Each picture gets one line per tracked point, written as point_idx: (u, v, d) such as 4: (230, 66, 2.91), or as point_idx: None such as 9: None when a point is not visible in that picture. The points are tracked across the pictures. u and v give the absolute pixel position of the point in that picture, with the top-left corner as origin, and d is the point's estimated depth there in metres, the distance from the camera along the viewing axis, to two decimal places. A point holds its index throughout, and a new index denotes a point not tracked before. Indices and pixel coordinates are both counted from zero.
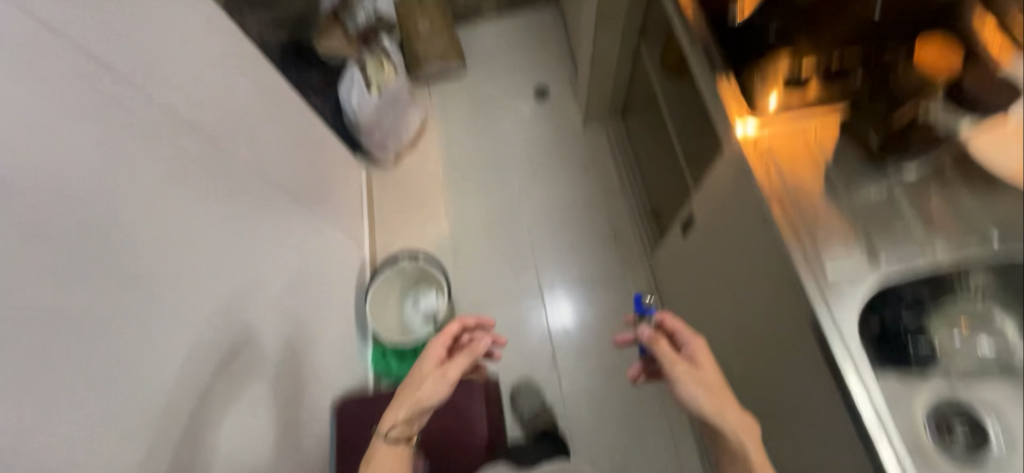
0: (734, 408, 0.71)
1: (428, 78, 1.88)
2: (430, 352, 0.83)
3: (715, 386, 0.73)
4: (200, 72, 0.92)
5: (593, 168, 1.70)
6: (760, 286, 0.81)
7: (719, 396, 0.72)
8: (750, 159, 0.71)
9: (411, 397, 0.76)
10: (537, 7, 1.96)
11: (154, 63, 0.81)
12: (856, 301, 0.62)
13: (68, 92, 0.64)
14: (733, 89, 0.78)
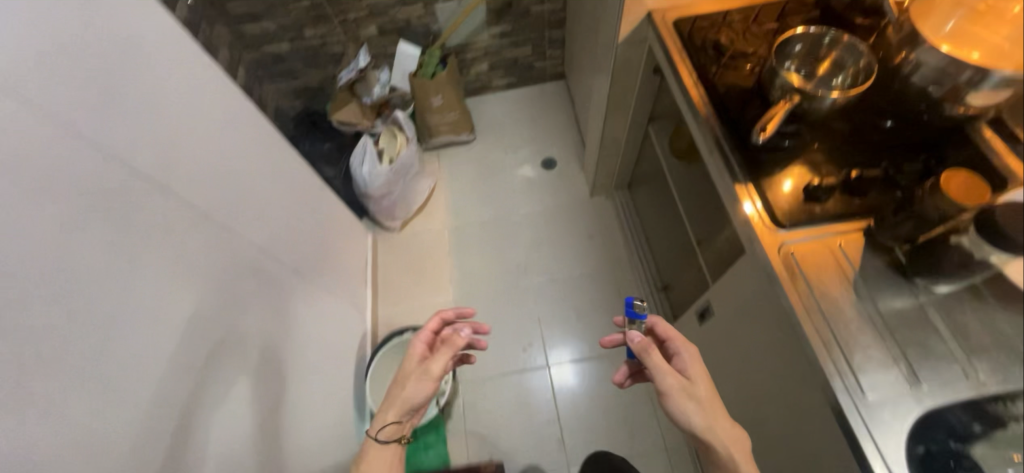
0: (724, 420, 0.73)
1: (438, 145, 1.92)
2: (413, 352, 0.89)
3: (699, 396, 0.75)
4: (232, 151, 0.92)
5: (601, 238, 1.70)
6: (792, 396, 0.77)
7: (709, 408, 0.74)
8: (778, 271, 0.69)
9: (397, 398, 0.82)
10: (545, 82, 2.05)
11: (193, 145, 0.79)
12: (903, 430, 0.58)
13: (113, 184, 0.61)
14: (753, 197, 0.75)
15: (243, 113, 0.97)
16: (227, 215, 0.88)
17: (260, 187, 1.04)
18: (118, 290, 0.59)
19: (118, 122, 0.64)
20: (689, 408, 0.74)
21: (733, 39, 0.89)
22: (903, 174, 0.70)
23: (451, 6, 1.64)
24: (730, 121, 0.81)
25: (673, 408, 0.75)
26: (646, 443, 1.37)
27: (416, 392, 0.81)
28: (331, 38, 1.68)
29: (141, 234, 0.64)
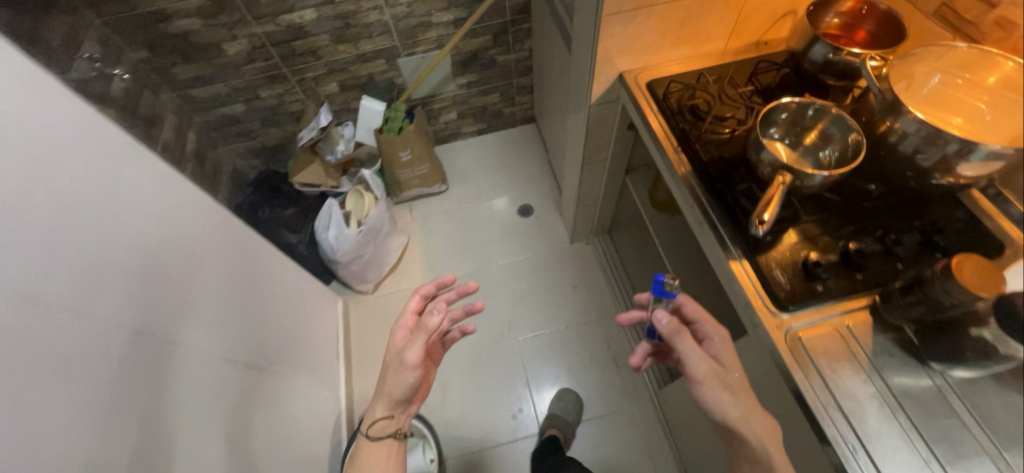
0: (757, 409, 0.71)
1: (409, 197, 1.84)
2: (395, 338, 0.86)
3: (739, 387, 0.71)
4: (170, 246, 0.82)
5: (584, 286, 1.65)
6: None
7: (743, 398, 0.70)
8: (789, 363, 0.64)
9: (382, 392, 0.84)
10: (515, 126, 2.02)
11: (122, 251, 0.70)
12: None
13: (10, 329, 0.52)
14: (750, 279, 0.70)
15: (198, 211, 0.92)
16: (178, 328, 0.81)
17: (213, 283, 0.95)
18: (36, 444, 0.52)
19: (50, 254, 0.58)
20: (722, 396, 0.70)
21: (708, 101, 0.86)
22: (901, 246, 0.67)
23: (415, 60, 1.59)
24: (717, 191, 0.77)
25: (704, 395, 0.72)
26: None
27: (396, 386, 0.83)
28: (290, 97, 1.59)
29: (46, 378, 0.55)
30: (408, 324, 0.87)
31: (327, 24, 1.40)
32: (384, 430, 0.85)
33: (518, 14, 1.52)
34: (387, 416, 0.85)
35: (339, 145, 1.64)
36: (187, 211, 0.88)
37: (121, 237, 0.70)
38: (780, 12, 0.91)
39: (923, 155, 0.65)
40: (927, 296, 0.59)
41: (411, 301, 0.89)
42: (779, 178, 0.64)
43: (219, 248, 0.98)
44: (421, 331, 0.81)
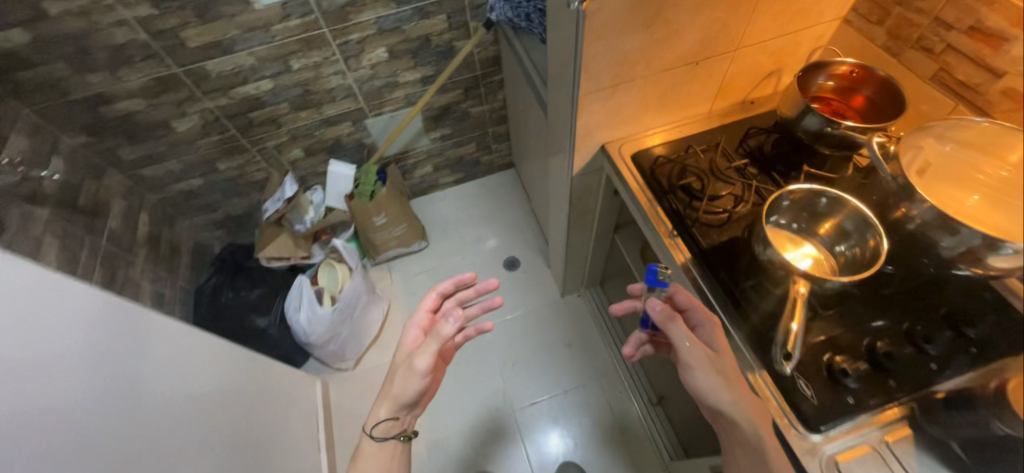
0: (751, 397, 0.62)
1: (387, 258, 1.73)
2: (403, 342, 0.92)
3: (735, 374, 0.64)
4: (114, 386, 0.71)
5: (580, 344, 1.55)
6: None
7: (741, 386, 0.63)
8: None
9: (385, 395, 0.88)
10: (494, 173, 1.94)
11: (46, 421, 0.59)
12: None
13: None
14: (772, 392, 0.63)
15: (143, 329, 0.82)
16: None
17: (177, 408, 0.84)
18: None
19: None
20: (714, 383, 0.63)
21: (701, 178, 0.79)
22: (930, 343, 0.60)
23: (384, 120, 1.51)
24: (722, 286, 0.70)
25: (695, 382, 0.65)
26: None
27: (398, 390, 0.86)
28: (251, 166, 1.49)
29: None
30: (423, 326, 0.93)
31: (286, 92, 1.31)
32: (385, 430, 0.88)
33: (488, 67, 1.46)
34: (388, 418, 0.88)
35: (308, 212, 1.54)
36: (145, 345, 0.81)
37: (77, 413, 0.64)
38: (765, 71, 0.86)
39: (946, 245, 0.59)
40: (982, 422, 0.52)
41: (427, 301, 0.94)
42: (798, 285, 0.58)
43: (185, 378, 0.91)
44: (433, 338, 0.84)
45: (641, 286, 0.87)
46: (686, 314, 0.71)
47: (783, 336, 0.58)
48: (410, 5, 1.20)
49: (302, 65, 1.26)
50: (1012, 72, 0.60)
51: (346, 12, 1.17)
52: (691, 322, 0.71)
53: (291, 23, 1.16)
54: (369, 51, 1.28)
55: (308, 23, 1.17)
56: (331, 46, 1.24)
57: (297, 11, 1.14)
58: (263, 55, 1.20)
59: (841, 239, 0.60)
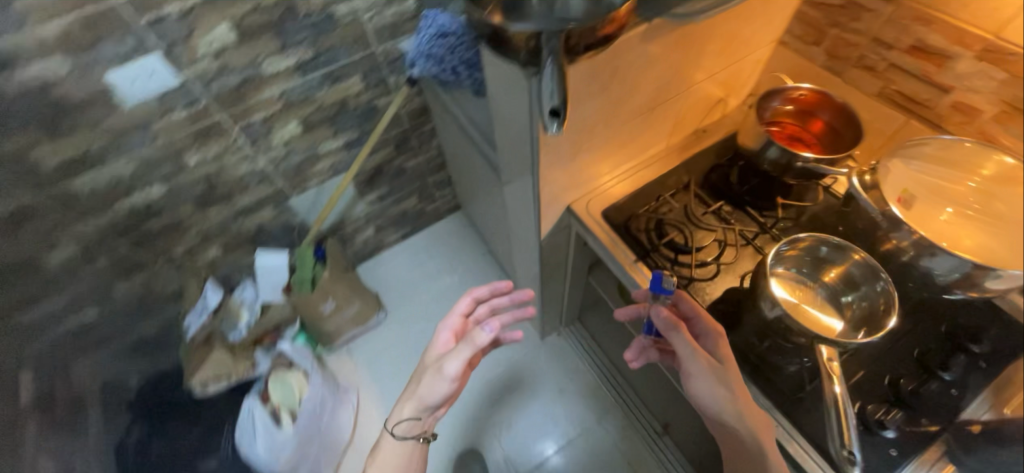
0: (755, 408, 0.60)
1: (345, 339, 1.55)
2: (433, 345, 0.85)
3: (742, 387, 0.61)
4: None
5: (572, 387, 1.46)
6: None
7: (748, 398, 0.60)
8: None
9: (412, 391, 0.82)
10: (442, 220, 1.82)
11: None
12: None
13: None
14: (812, 462, 0.58)
15: None
16: None
17: None
18: None
19: None
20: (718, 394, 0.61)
21: (681, 231, 0.74)
22: (947, 369, 0.59)
23: (310, 195, 1.34)
24: (735, 346, 0.65)
25: (698, 389, 0.63)
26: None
27: (423, 388, 0.80)
28: (158, 280, 1.26)
29: None
30: (457, 327, 0.87)
31: (184, 192, 1.11)
32: (409, 435, 0.81)
33: (416, 119, 1.35)
34: (414, 421, 0.81)
35: (242, 317, 1.32)
36: None
37: None
38: (713, 101, 0.83)
39: (939, 271, 0.58)
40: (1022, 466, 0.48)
41: (462, 305, 0.89)
42: (830, 357, 0.55)
43: None
44: (467, 344, 0.76)
45: (643, 291, 0.72)
46: (689, 320, 0.67)
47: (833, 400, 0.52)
48: (317, 73, 1.06)
49: (198, 159, 1.07)
50: (960, 85, 0.60)
51: (241, 94, 1.01)
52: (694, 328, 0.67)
53: (175, 117, 0.97)
54: (278, 129, 1.12)
55: (196, 113, 0.99)
56: (231, 132, 1.06)
57: (181, 103, 0.96)
58: (146, 158, 1.01)
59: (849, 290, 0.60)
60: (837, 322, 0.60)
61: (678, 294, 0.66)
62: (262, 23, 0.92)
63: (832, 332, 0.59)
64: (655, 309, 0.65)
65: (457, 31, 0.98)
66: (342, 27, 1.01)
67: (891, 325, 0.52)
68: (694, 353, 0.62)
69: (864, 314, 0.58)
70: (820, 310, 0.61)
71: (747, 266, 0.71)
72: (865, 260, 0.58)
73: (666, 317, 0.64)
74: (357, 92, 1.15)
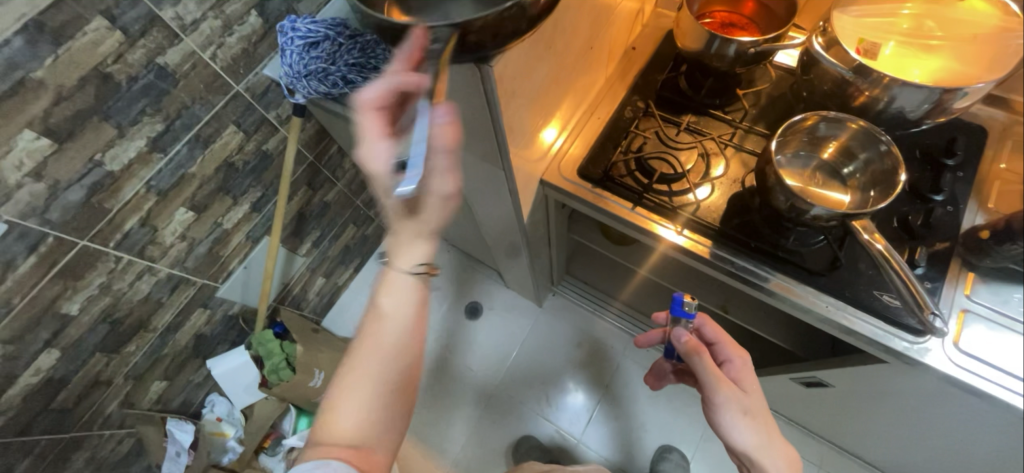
0: (780, 445, 0.59)
1: None
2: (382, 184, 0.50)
3: (762, 412, 0.61)
4: None
5: (588, 339, 1.46)
6: (971, 433, 0.67)
7: (768, 424, 0.60)
8: (968, 350, 0.57)
9: (408, 233, 0.54)
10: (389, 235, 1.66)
11: None
12: None
13: None
14: (865, 324, 0.60)
15: None
16: None
17: None
18: None
19: None
20: (738, 422, 0.60)
21: (666, 160, 0.70)
22: (939, 191, 0.63)
23: (237, 278, 1.14)
24: (757, 249, 0.64)
25: (720, 419, 0.61)
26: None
27: (428, 226, 0.53)
28: (106, 447, 1.02)
29: None
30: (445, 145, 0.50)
31: (84, 346, 0.89)
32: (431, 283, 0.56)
33: (317, 146, 1.16)
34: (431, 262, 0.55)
35: (229, 433, 1.20)
36: None
37: None
38: (633, 14, 0.77)
39: (910, 109, 0.59)
40: None
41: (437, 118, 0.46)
42: (867, 235, 0.54)
43: None
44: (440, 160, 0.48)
45: (664, 313, 0.82)
46: (712, 347, 0.70)
47: (881, 261, 0.53)
48: (180, 143, 0.85)
49: (83, 302, 0.84)
50: None
51: (95, 206, 0.78)
52: (716, 356, 0.70)
53: (23, 269, 0.74)
54: (164, 225, 0.90)
55: (49, 253, 0.76)
56: (106, 255, 0.84)
57: (20, 250, 0.73)
58: (12, 331, 0.77)
59: (849, 160, 0.62)
60: (842, 195, 0.61)
61: (700, 319, 0.71)
62: (77, 112, 0.70)
63: (840, 204, 0.61)
64: (677, 336, 0.66)
65: (328, 32, 0.82)
66: (185, 78, 0.80)
67: (903, 178, 0.54)
68: (717, 379, 0.62)
69: (868, 180, 0.60)
70: (824, 187, 0.63)
71: (738, 170, 0.70)
72: (864, 127, 0.58)
73: (689, 340, 0.65)
74: (238, 145, 0.95)
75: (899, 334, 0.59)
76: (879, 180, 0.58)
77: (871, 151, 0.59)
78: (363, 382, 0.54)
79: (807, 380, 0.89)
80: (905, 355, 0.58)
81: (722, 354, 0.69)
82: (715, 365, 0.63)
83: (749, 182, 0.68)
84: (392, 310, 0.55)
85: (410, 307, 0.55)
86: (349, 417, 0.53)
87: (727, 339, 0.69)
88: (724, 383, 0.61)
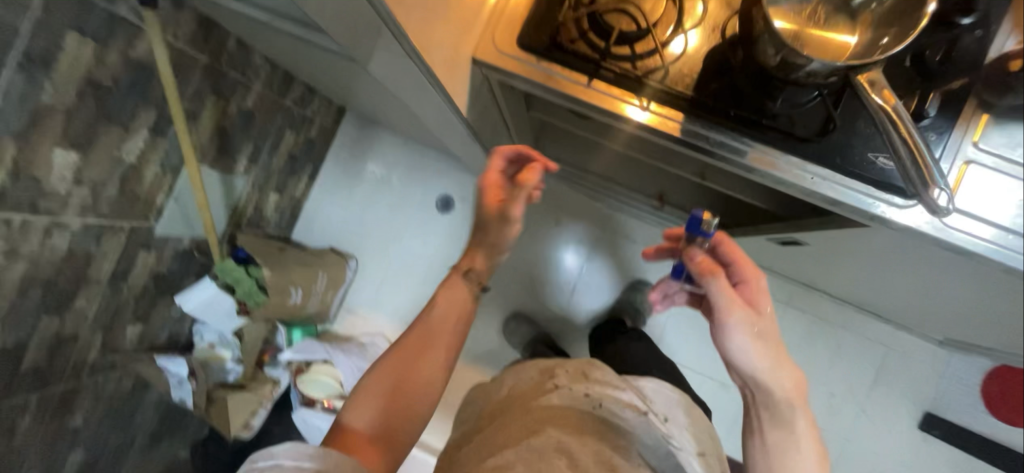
0: (788, 363, 0.60)
1: (338, 303, 1.44)
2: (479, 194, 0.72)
3: (774, 339, 0.60)
4: None
5: (565, 215, 1.41)
6: (939, 275, 0.66)
7: (777, 350, 0.60)
8: (963, 207, 0.51)
9: (484, 252, 0.73)
10: (337, 134, 1.49)
11: None
12: None
13: None
14: (852, 193, 0.53)
15: None
16: None
17: None
18: None
19: None
20: (753, 349, 0.59)
21: (628, 12, 0.54)
22: (970, 11, 0.50)
23: (172, 212, 1.03)
24: (741, 119, 0.53)
25: (728, 341, 0.60)
26: (789, 325, 1.27)
27: (489, 243, 0.73)
28: (106, 387, 1.05)
29: None
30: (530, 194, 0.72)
31: (24, 313, 0.83)
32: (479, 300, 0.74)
33: (208, 43, 0.93)
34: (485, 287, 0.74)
35: (225, 356, 1.22)
36: None
37: None
38: None
39: None
40: None
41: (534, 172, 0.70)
42: (875, 93, 0.43)
43: None
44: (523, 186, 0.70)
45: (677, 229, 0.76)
46: (726, 268, 0.67)
47: (886, 127, 0.43)
48: (8, 69, 0.65)
49: None
50: None
51: None
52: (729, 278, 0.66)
53: None
54: (45, 173, 0.76)
55: None
56: None
57: None
58: None
59: None
60: (848, 39, 0.48)
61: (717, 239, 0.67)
62: None
63: (844, 51, 0.48)
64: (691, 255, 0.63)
65: None
66: None
67: (932, 10, 0.42)
68: (730, 302, 0.60)
69: (884, 11, 0.46)
70: (829, 30, 0.48)
71: (719, 14, 0.54)
72: None
73: (704, 261, 0.62)
74: (96, 58, 0.75)
75: (883, 198, 0.52)
76: (896, 15, 0.46)
77: None
78: (384, 381, 0.63)
79: (784, 238, 0.87)
80: (887, 220, 0.53)
81: (733, 275, 0.66)
82: (730, 290, 0.60)
83: (731, 29, 0.53)
84: (436, 306, 0.70)
85: (445, 313, 0.69)
86: (370, 412, 0.60)
87: (743, 260, 0.65)
88: (738, 307, 0.60)
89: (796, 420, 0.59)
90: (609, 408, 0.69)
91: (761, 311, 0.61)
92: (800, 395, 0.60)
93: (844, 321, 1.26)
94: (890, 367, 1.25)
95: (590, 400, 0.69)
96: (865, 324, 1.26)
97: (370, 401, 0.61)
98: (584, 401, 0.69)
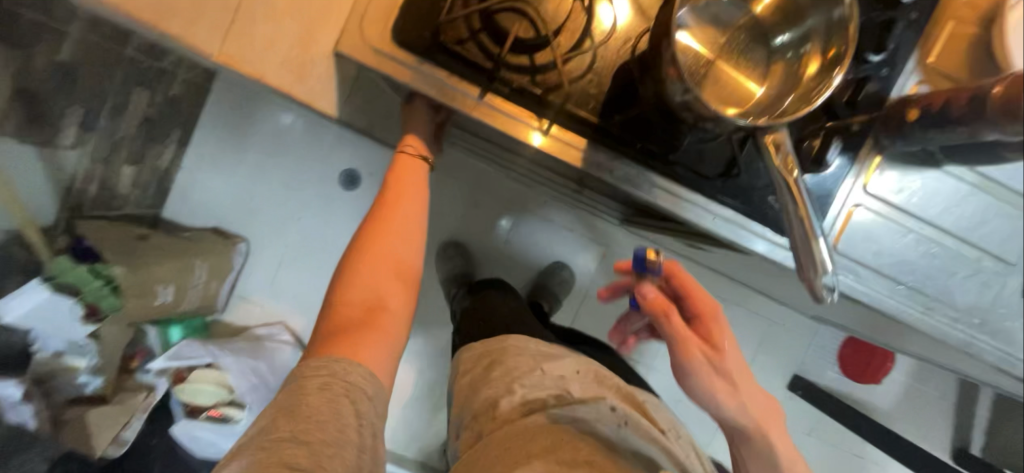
0: (758, 402, 0.55)
1: (226, 293, 1.27)
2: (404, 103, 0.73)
3: (743, 374, 0.55)
4: None
5: (485, 196, 1.31)
6: None
7: (747, 388, 0.54)
8: (840, 247, 0.51)
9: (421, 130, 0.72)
10: (208, 93, 1.21)
11: None
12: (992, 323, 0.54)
13: None
14: (748, 231, 0.51)
15: None
16: None
17: None
18: None
19: None
20: (720, 394, 0.53)
21: (525, 15, 0.45)
22: (881, 50, 0.48)
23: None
24: (645, 152, 0.47)
25: (690, 388, 0.54)
26: None
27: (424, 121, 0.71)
28: None
29: None
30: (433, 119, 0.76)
31: None
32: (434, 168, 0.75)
33: None
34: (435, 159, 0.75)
35: (79, 365, 0.98)
36: None
37: None
38: None
39: None
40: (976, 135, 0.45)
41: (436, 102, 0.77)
42: (779, 157, 0.40)
43: None
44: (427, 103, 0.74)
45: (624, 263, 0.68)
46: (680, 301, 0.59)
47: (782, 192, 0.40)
48: None
49: None
50: None
51: None
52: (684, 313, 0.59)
53: None
54: None
55: None
56: None
57: None
58: None
59: (789, 26, 0.45)
60: (757, 89, 0.46)
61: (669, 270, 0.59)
62: None
63: (751, 99, 0.45)
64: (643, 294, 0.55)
65: None
66: None
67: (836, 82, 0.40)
68: (687, 346, 0.53)
69: (794, 59, 0.45)
70: (739, 73, 0.46)
71: (632, 26, 0.47)
72: None
73: (656, 298, 0.56)
74: None
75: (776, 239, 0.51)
76: (807, 68, 0.44)
77: (820, 15, 0.44)
78: (361, 264, 0.63)
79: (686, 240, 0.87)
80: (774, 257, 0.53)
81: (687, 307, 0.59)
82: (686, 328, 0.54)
83: (642, 47, 0.46)
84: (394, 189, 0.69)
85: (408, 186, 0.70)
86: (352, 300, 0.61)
87: (698, 291, 0.58)
88: (697, 349, 0.53)
89: (773, 451, 0.55)
90: (635, 427, 0.62)
91: (723, 348, 0.55)
92: (778, 433, 0.55)
93: (744, 302, 1.34)
94: (777, 342, 1.36)
95: (617, 417, 0.61)
96: (759, 303, 1.35)
97: (361, 287, 0.62)
98: (609, 417, 0.61)
